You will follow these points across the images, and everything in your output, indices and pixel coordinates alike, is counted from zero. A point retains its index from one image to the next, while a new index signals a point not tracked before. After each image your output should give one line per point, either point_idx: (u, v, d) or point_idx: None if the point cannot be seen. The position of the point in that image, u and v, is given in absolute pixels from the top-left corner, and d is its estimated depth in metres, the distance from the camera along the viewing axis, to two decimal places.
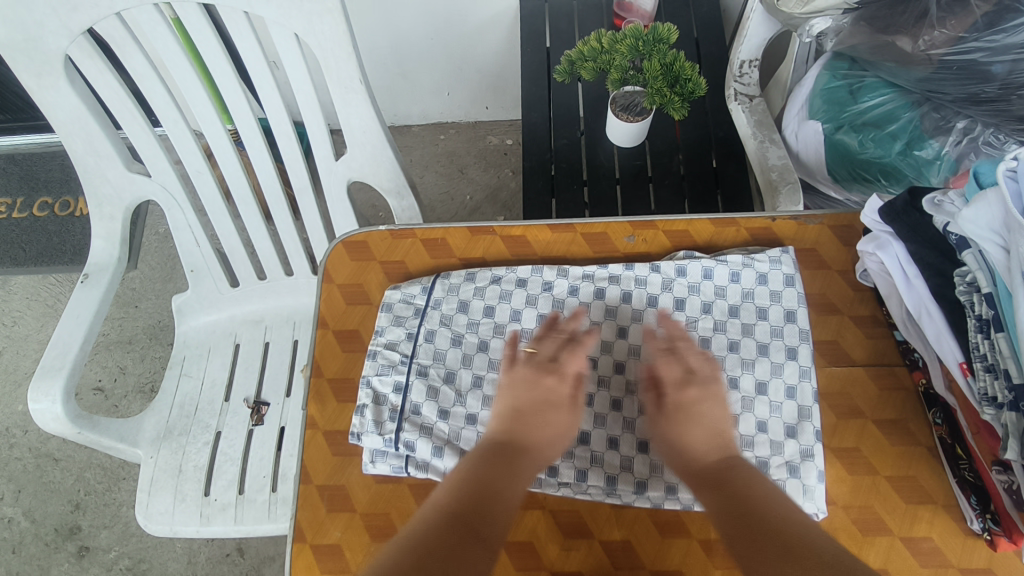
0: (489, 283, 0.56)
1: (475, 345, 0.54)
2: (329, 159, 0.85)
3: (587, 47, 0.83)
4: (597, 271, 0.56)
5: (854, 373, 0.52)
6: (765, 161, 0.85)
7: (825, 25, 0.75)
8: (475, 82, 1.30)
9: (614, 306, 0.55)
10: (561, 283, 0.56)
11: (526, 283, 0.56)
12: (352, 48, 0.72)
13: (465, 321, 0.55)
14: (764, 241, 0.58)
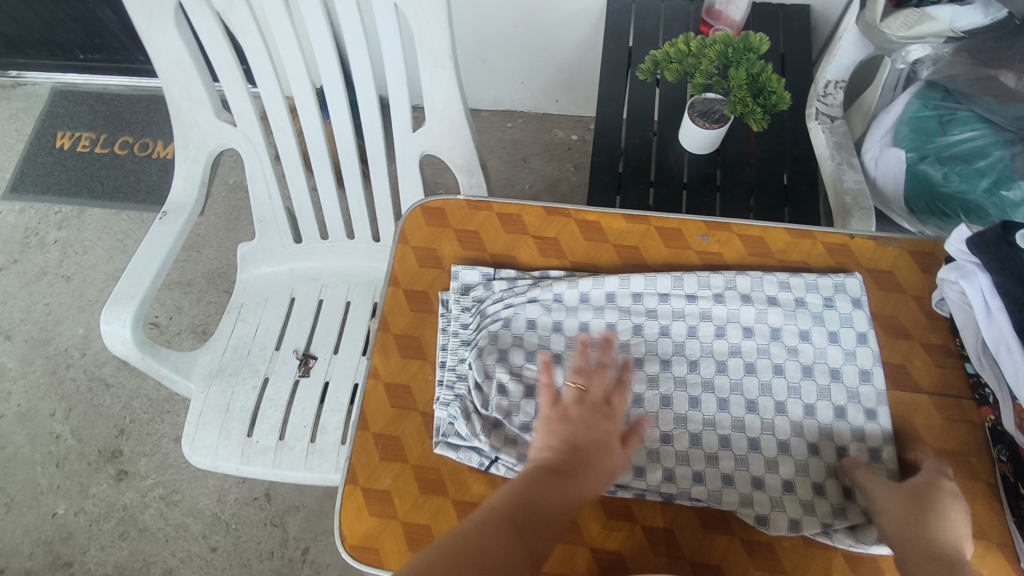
0: (555, 287, 0.55)
1: (534, 344, 0.53)
2: (406, 130, 0.87)
3: (675, 50, 0.83)
4: (670, 288, 0.55)
5: (919, 400, 0.51)
6: (840, 184, 0.84)
7: (923, 52, 0.75)
8: (551, 74, 1.31)
9: (695, 325, 0.53)
10: (624, 294, 0.55)
11: (603, 280, 0.55)
12: (448, 23, 0.74)
13: (527, 320, 0.54)
14: (841, 260, 0.56)
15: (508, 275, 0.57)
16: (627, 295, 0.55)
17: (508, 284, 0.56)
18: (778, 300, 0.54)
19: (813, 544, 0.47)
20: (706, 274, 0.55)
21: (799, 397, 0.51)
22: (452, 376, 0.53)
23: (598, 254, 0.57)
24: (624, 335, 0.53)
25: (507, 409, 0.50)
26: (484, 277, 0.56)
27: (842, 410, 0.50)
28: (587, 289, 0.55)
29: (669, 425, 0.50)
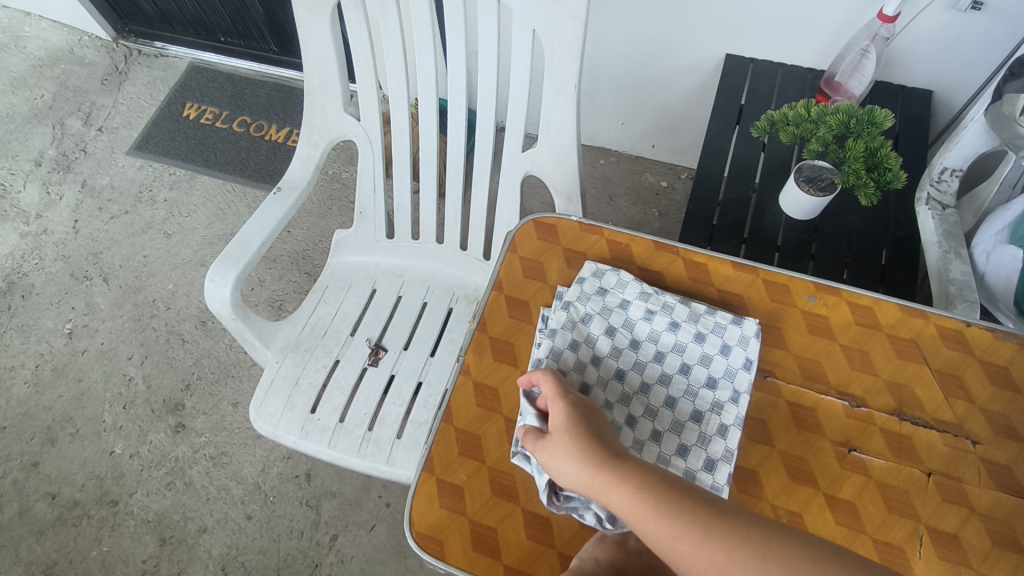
0: (660, 309, 0.54)
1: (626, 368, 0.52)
2: (517, 150, 0.90)
3: (794, 112, 0.84)
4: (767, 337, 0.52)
5: (1022, 507, 0.47)
6: (945, 274, 0.82)
7: None
8: (653, 120, 1.33)
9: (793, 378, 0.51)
10: (725, 332, 0.53)
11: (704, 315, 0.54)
12: (580, 55, 0.77)
13: (629, 335, 0.53)
14: (955, 347, 0.53)
15: (625, 279, 0.56)
16: (732, 333, 0.53)
17: (620, 292, 0.55)
18: (881, 375, 0.52)
19: None
20: (809, 336, 0.54)
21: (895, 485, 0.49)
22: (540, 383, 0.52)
23: (700, 295, 0.57)
24: (717, 375, 0.51)
25: None
26: (596, 280, 0.56)
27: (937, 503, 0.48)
28: (693, 317, 0.54)
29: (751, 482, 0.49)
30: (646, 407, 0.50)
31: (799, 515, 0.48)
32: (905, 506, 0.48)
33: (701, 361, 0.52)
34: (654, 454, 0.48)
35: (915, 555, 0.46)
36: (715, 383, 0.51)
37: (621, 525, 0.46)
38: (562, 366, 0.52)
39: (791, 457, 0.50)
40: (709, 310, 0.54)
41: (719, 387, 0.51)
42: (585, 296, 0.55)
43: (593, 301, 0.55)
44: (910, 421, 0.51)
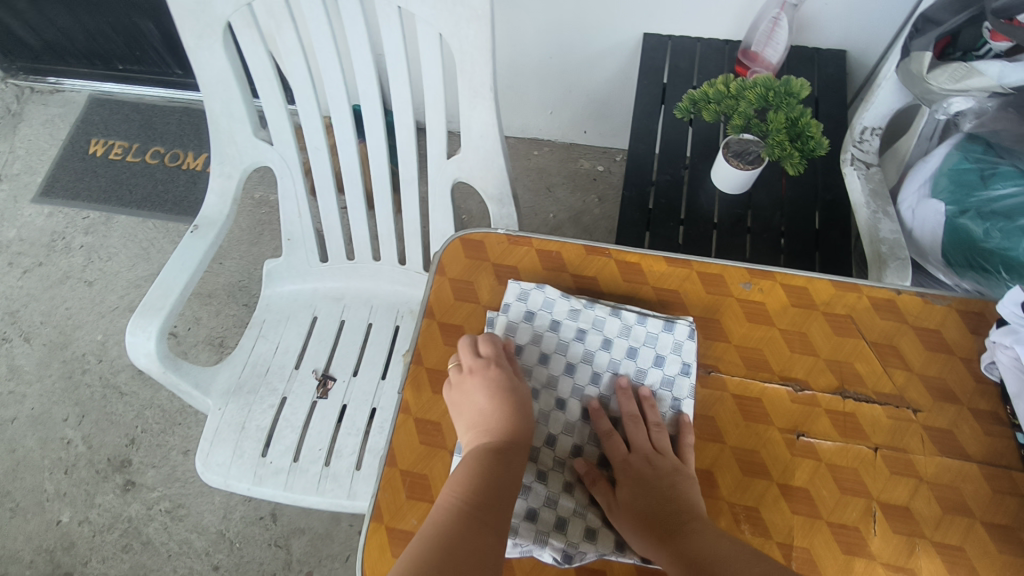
0: (591, 326, 0.52)
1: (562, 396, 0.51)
2: (441, 157, 0.87)
3: (713, 89, 0.83)
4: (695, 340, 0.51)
5: (966, 468, 0.48)
6: (876, 234, 0.83)
7: (964, 105, 0.75)
8: (581, 105, 1.31)
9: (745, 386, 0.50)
10: (657, 343, 0.52)
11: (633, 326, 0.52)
12: (491, 55, 0.74)
13: (564, 359, 0.52)
14: (888, 317, 0.54)
15: (553, 296, 0.53)
16: (665, 342, 0.51)
17: (549, 313, 0.53)
18: (821, 355, 0.52)
19: None
20: (748, 325, 0.54)
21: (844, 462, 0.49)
22: None
23: (636, 297, 0.55)
24: (655, 387, 0.51)
25: (536, 472, 0.48)
26: (523, 304, 0.53)
27: (886, 476, 0.48)
28: (626, 330, 0.52)
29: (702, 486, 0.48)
30: (588, 436, 0.50)
31: (755, 510, 0.47)
32: (858, 486, 0.48)
33: (637, 375, 0.52)
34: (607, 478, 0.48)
35: (870, 534, 0.46)
36: (655, 395, 0.51)
37: (578, 561, 0.45)
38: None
39: (742, 448, 0.49)
40: (642, 317, 0.53)
41: (658, 398, 0.51)
42: (512, 326, 0.53)
43: (520, 330, 0.53)
44: (853, 398, 0.51)
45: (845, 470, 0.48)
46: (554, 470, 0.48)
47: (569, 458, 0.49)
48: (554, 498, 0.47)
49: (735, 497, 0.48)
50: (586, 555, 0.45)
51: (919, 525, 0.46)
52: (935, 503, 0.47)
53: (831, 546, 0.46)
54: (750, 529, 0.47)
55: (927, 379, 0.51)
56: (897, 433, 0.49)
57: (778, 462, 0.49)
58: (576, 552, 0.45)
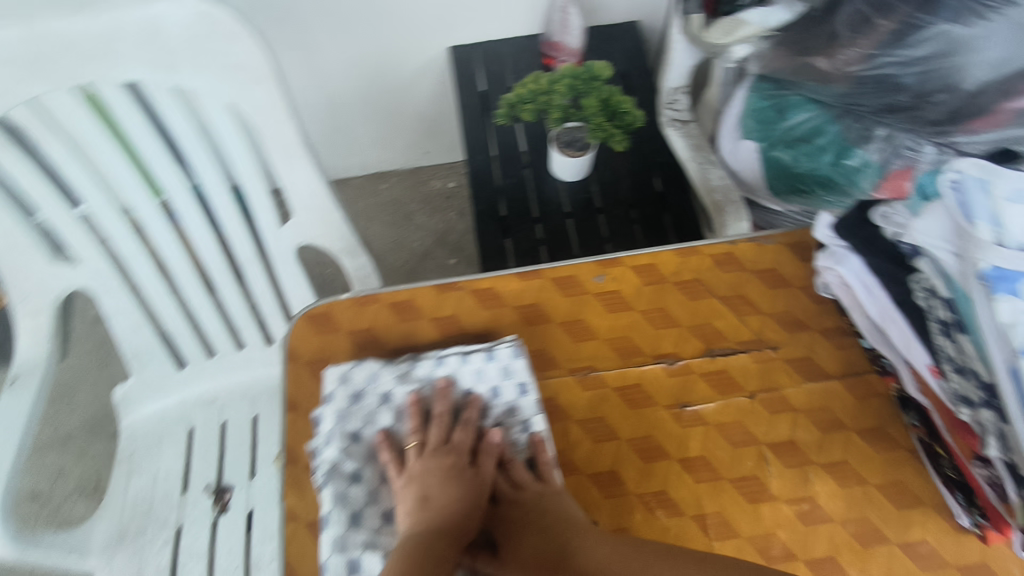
0: (422, 383, 0.50)
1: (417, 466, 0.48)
2: (274, 225, 0.81)
3: (525, 89, 0.83)
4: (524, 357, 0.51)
5: (831, 386, 0.52)
6: (709, 183, 0.88)
7: (745, 51, 0.82)
8: (413, 129, 1.28)
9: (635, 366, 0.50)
10: (489, 375, 0.50)
11: (462, 367, 0.50)
12: (290, 112, 0.70)
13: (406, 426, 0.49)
14: (730, 270, 0.56)
15: (375, 368, 0.50)
16: (493, 372, 0.50)
17: (376, 387, 0.49)
18: (682, 323, 0.54)
19: (774, 561, 0.46)
20: (611, 317, 0.55)
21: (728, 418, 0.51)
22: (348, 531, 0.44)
23: (500, 322, 0.54)
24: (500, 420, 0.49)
25: None
26: (347, 386, 0.49)
27: (767, 417, 0.51)
28: (456, 376, 0.50)
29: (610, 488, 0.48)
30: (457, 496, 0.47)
31: (664, 492, 0.48)
32: (747, 435, 0.50)
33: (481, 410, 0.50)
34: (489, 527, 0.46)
35: (768, 477, 0.48)
36: (503, 424, 0.50)
37: None
38: (355, 503, 0.46)
39: (636, 436, 0.50)
40: (464, 354, 0.51)
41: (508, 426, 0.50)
42: (342, 414, 0.48)
43: (352, 414, 0.48)
44: (720, 355, 0.53)
45: (730, 425, 0.50)
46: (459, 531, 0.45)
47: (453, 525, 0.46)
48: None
49: (643, 487, 0.48)
50: None
51: (805, 452, 0.49)
52: (814, 427, 0.50)
53: (739, 501, 0.48)
54: (665, 512, 0.47)
55: (778, 315, 0.55)
56: (766, 375, 0.52)
57: (671, 439, 0.50)
58: None
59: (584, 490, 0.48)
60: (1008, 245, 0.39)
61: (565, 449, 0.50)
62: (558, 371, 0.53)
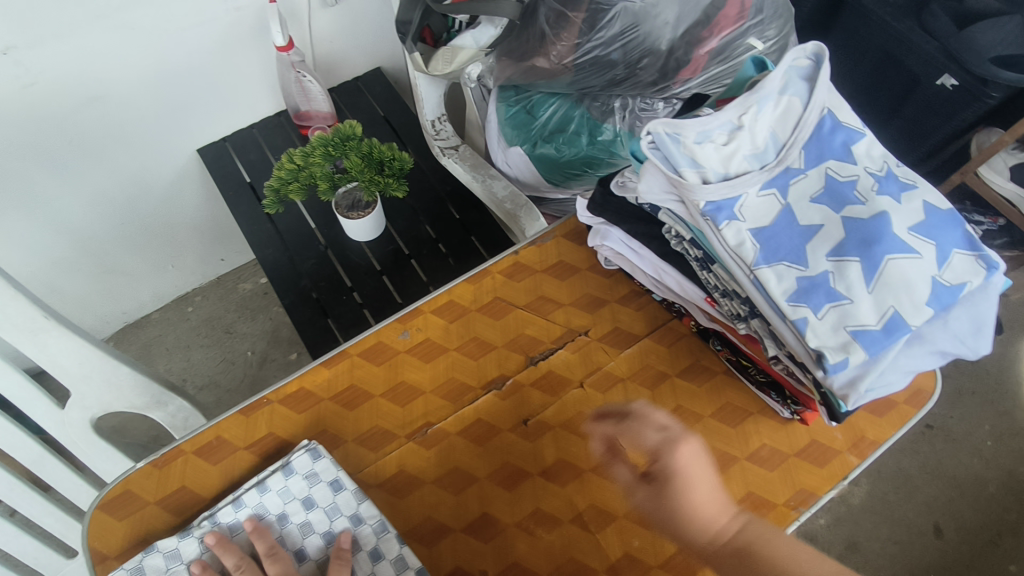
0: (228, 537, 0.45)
1: None
2: (55, 410, 0.70)
3: (283, 171, 0.79)
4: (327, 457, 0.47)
5: (644, 345, 0.55)
6: (495, 196, 0.90)
7: (478, 68, 0.85)
8: (197, 241, 1.19)
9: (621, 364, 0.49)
10: (297, 492, 0.46)
11: (264, 495, 0.46)
12: (14, 288, 0.61)
13: None
14: (522, 277, 0.58)
15: (170, 547, 0.44)
16: (297, 485, 0.46)
17: (177, 565, 0.43)
18: (498, 343, 0.55)
19: (654, 525, 0.48)
20: (429, 366, 0.54)
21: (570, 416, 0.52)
22: None
23: (323, 417, 0.51)
24: (326, 529, 0.46)
25: None
26: None
27: (603, 398, 0.52)
28: (261, 510, 0.45)
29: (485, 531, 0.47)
30: None
31: (537, 510, 0.48)
32: (590, 421, 0.51)
33: (302, 532, 0.46)
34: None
35: (621, 451, 0.50)
36: (332, 533, 0.46)
37: None
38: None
39: (493, 470, 0.50)
40: (262, 483, 0.46)
41: (337, 532, 0.45)
42: None
43: None
44: (542, 359, 0.54)
45: (571, 421, 0.51)
46: None
47: None
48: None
49: (514, 516, 0.48)
50: None
51: None
52: (641, 390, 0.53)
53: (605, 486, 0.49)
54: (544, 529, 0.47)
55: (579, 303, 0.57)
56: (588, 360, 0.54)
57: (524, 457, 0.50)
58: None
59: (462, 546, 0.47)
60: (712, 180, 0.45)
61: (429, 516, 0.48)
62: (396, 442, 0.50)
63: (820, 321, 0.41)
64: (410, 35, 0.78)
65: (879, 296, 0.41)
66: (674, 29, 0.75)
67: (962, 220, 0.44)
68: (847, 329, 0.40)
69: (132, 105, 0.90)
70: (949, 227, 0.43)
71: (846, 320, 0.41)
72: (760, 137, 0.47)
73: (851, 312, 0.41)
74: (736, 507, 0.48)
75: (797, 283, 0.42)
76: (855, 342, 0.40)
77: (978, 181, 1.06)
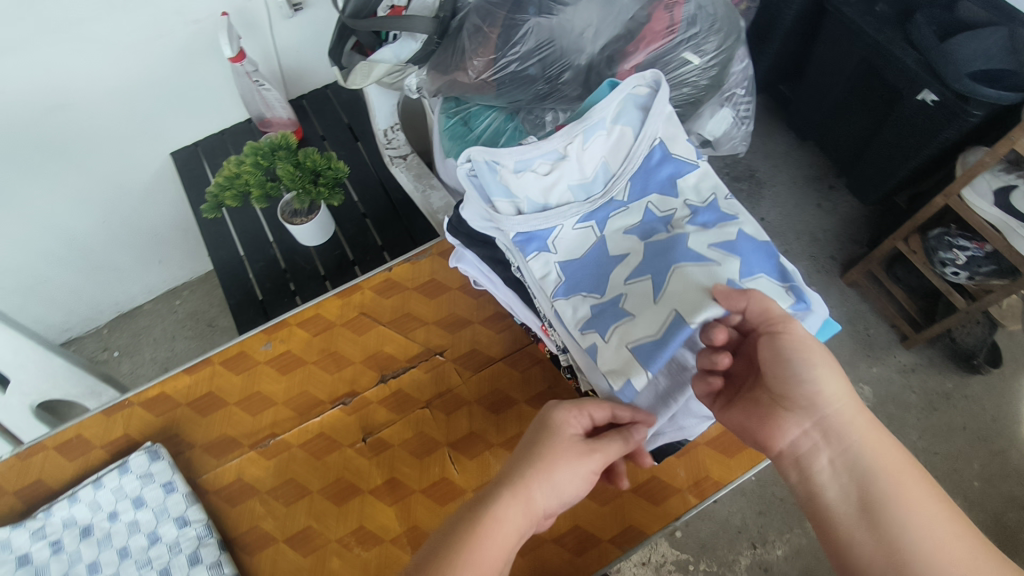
0: (62, 530, 0.48)
1: None
2: None
3: (221, 178, 0.83)
4: (161, 459, 0.50)
5: (498, 368, 0.55)
6: (432, 206, 0.93)
7: (416, 80, 0.85)
8: (182, 239, 1.26)
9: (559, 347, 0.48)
10: (129, 490, 0.49)
11: (96, 492, 0.49)
12: None
13: None
14: (391, 295, 0.59)
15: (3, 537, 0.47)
16: (130, 484, 0.49)
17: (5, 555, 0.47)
18: (355, 359, 0.56)
19: None
20: (285, 378, 0.55)
21: (407, 438, 0.52)
22: None
23: (176, 422, 0.54)
24: (151, 528, 0.48)
25: None
26: None
27: (445, 420, 0.53)
28: (95, 506, 0.49)
29: (305, 543, 0.49)
30: None
31: (361, 527, 0.49)
32: (429, 443, 0.52)
33: (130, 529, 0.48)
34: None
35: (454, 474, 0.51)
36: (156, 533, 0.48)
37: None
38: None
39: (327, 484, 0.51)
40: (97, 480, 0.49)
41: (160, 532, 0.48)
42: None
43: None
44: (394, 377, 0.55)
45: (407, 441, 0.52)
46: None
47: None
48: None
49: (333, 532, 0.49)
50: None
51: (478, 435, 0.52)
52: (484, 412, 0.53)
53: (431, 507, 0.50)
54: (363, 547, 0.48)
55: (444, 324, 0.57)
56: (439, 381, 0.55)
57: (357, 473, 0.51)
58: None
59: (282, 558, 0.48)
60: (525, 210, 0.46)
61: (255, 525, 0.50)
62: (240, 449, 0.52)
63: (607, 342, 0.41)
64: (336, 48, 0.80)
65: (661, 306, 0.40)
66: (592, 44, 0.74)
67: (777, 251, 0.43)
68: (628, 345, 0.40)
69: (101, 113, 0.95)
70: (760, 255, 0.42)
71: (628, 337, 0.41)
72: (588, 170, 0.47)
73: (632, 328, 0.41)
74: (558, 540, 0.48)
75: (589, 310, 0.43)
76: (633, 358, 0.40)
77: (962, 204, 0.95)
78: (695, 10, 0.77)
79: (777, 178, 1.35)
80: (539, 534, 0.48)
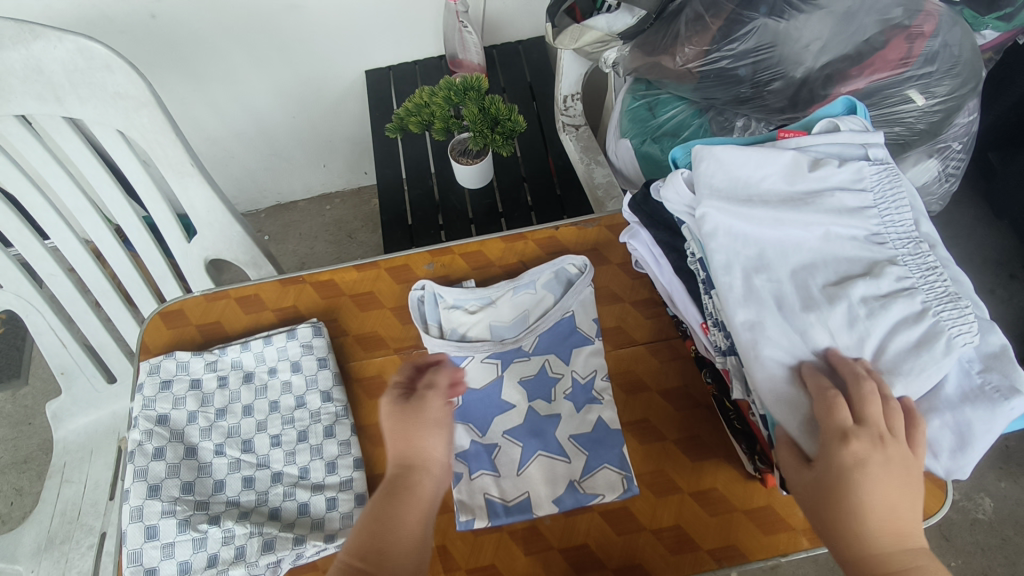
0: (230, 369, 0.55)
1: (222, 437, 0.52)
2: (182, 242, 0.87)
3: (410, 104, 0.88)
4: (321, 339, 0.55)
5: (637, 352, 0.56)
6: (593, 181, 0.94)
7: (615, 55, 0.85)
8: (348, 152, 1.35)
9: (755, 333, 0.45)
10: (290, 356, 0.55)
11: (265, 349, 0.55)
12: (175, 133, 0.77)
13: (213, 408, 0.53)
14: (552, 252, 0.61)
15: (185, 358, 0.54)
16: (293, 349, 0.55)
17: (185, 374, 0.54)
18: None
19: (571, 513, 0.49)
20: None
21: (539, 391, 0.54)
22: (142, 504, 0.47)
23: (337, 309, 0.59)
24: (302, 393, 0.54)
25: (254, 501, 0.49)
26: (154, 377, 0.53)
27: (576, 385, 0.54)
28: (260, 358, 0.55)
29: None
30: (254, 465, 0.51)
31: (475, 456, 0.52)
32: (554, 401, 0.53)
33: (284, 388, 0.55)
34: (278, 493, 0.50)
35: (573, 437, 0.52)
36: (304, 399, 0.54)
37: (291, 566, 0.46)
38: (154, 477, 0.49)
39: None
40: (268, 337, 0.56)
41: (307, 399, 0.54)
42: (152, 398, 0.52)
43: (159, 396, 0.53)
44: None
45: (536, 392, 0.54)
46: (271, 490, 0.50)
47: (255, 484, 0.50)
48: (231, 534, 0.47)
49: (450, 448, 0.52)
50: (297, 556, 0.47)
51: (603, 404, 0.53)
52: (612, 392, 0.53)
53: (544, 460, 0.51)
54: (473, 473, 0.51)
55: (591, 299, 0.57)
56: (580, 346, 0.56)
57: (483, 405, 0.53)
58: (285, 558, 0.47)
59: None
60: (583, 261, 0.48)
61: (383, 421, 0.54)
62: (385, 350, 0.57)
63: (469, 480, 0.50)
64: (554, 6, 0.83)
65: (519, 480, 0.50)
66: (815, 58, 0.69)
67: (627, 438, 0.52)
68: (483, 495, 0.50)
69: (322, 20, 1.03)
70: (608, 443, 0.51)
71: (486, 488, 0.50)
72: (801, 183, 0.44)
73: (493, 482, 0.50)
74: (657, 533, 0.48)
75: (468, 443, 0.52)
76: (483, 509, 0.49)
77: None
78: (939, 47, 0.70)
79: (952, 251, 1.22)
80: (640, 520, 0.49)
